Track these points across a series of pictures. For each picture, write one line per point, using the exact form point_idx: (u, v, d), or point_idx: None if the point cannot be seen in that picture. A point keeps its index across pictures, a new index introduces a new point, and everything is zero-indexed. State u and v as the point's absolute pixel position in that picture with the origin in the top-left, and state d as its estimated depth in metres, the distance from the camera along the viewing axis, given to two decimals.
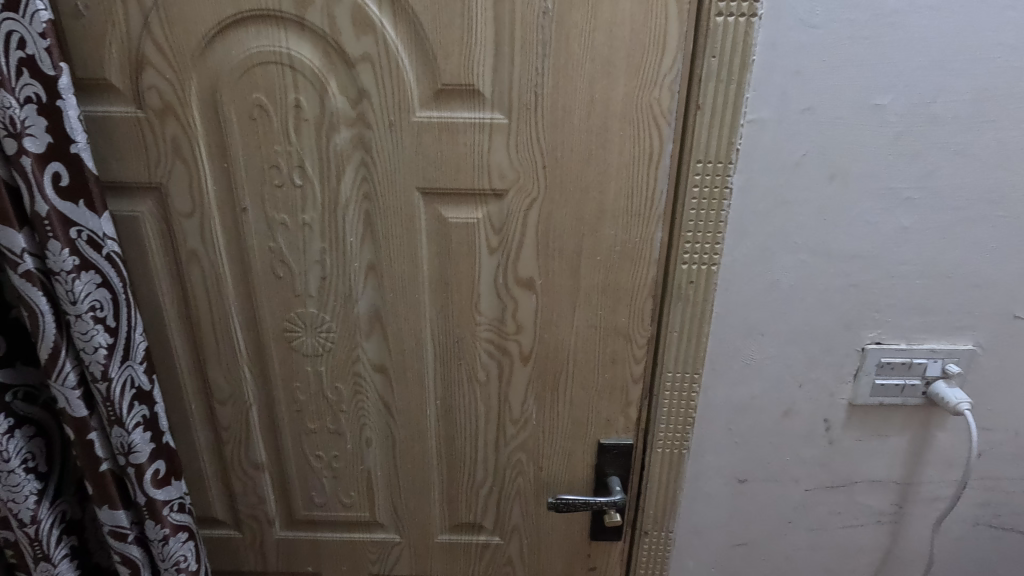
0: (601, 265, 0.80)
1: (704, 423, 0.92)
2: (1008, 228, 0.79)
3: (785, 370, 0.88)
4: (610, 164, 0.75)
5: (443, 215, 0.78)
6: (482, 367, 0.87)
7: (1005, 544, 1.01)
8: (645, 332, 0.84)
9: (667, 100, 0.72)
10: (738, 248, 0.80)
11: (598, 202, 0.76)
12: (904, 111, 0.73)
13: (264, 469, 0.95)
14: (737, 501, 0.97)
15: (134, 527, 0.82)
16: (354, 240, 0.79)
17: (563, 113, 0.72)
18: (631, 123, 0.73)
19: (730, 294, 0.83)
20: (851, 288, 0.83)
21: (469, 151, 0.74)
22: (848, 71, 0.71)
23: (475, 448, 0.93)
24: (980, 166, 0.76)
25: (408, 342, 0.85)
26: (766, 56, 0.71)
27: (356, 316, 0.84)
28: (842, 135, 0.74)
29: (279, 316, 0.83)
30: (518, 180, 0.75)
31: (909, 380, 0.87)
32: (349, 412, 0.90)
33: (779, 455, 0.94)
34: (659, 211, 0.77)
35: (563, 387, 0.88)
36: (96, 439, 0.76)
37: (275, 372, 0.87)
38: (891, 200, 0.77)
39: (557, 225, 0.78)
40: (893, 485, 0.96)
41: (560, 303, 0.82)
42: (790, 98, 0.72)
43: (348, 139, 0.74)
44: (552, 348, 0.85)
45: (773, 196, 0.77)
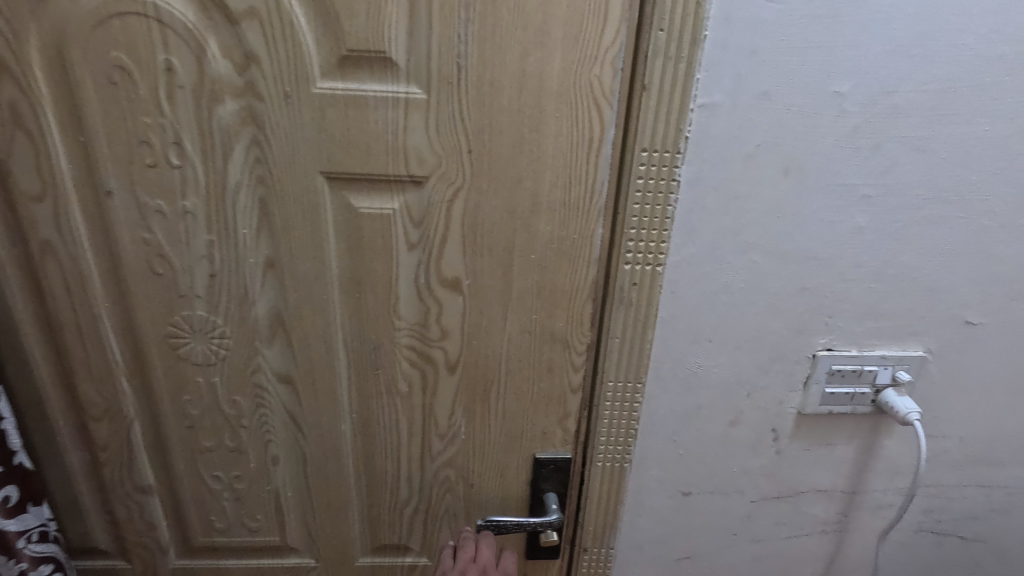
0: (536, 264, 0.71)
1: (647, 435, 0.85)
2: (964, 229, 0.74)
3: (734, 377, 0.82)
4: (545, 150, 0.65)
5: (352, 204, 0.67)
6: (403, 377, 0.77)
7: (946, 551, 0.99)
8: (584, 339, 0.76)
9: (610, 79, 0.63)
10: (686, 247, 0.73)
11: (532, 194, 0.67)
12: (863, 101, 0.67)
13: (152, 492, 0.83)
14: (681, 514, 0.92)
15: None
16: (248, 232, 0.68)
17: (490, 90, 0.62)
18: (569, 104, 0.64)
19: (676, 297, 0.76)
20: (803, 291, 0.77)
21: (381, 130, 0.63)
22: (806, 53, 0.64)
23: (397, 465, 0.83)
24: (939, 163, 0.71)
25: (316, 348, 0.74)
26: (719, 32, 0.63)
27: (253, 320, 0.72)
28: (798, 125, 0.68)
29: (161, 320, 0.71)
30: (440, 167, 0.66)
31: (858, 388, 0.83)
32: (250, 428, 0.79)
33: (725, 466, 0.89)
34: (600, 205, 0.69)
35: (495, 398, 0.79)
36: None
37: (159, 383, 0.75)
38: (847, 198, 0.72)
39: (485, 219, 0.68)
40: (839, 494, 0.92)
41: (489, 307, 0.73)
42: (744, 81, 0.65)
43: (234, 111, 0.62)
44: (481, 356, 0.76)
45: (724, 191, 0.70)
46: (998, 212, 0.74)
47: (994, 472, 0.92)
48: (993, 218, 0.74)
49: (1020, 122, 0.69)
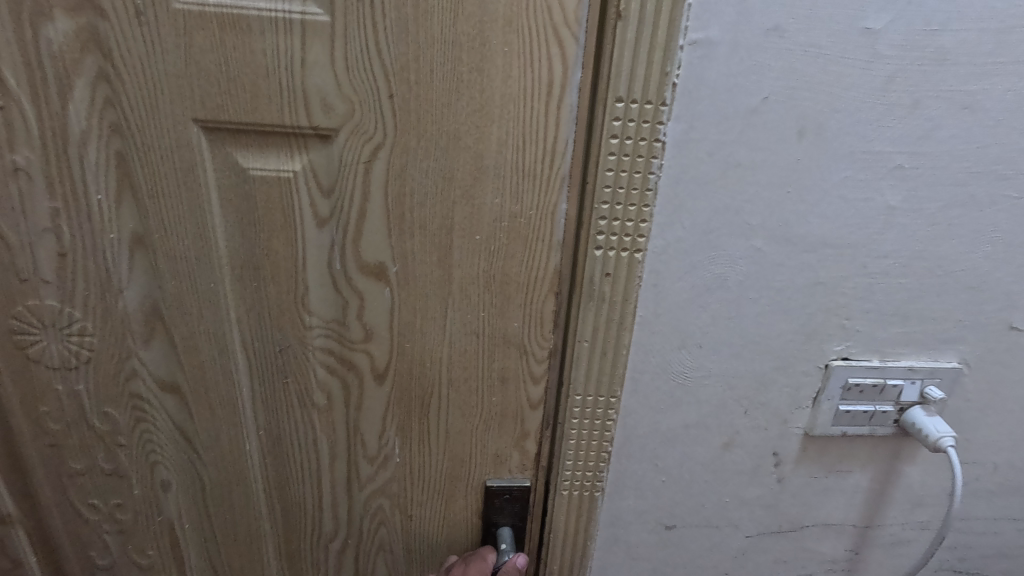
0: (483, 248, 0.56)
1: (624, 459, 0.70)
2: (1017, 212, 0.59)
3: (729, 391, 0.67)
4: (490, 98, 0.50)
5: (241, 164, 0.52)
6: (319, 387, 0.62)
7: None
8: (545, 343, 0.61)
9: (575, 2, 0.48)
10: (673, 228, 0.58)
11: (475, 156, 0.52)
12: (901, 42, 0.52)
13: (15, 523, 0.67)
14: (664, 551, 0.77)
15: None
16: (104, 199, 0.53)
17: (415, 11, 0.47)
18: (520, 34, 0.48)
19: (660, 292, 0.61)
20: (816, 286, 0.62)
21: (272, 64, 0.48)
22: None
23: (317, 492, 0.68)
24: (992, 127, 0.56)
25: (205, 350, 0.59)
26: None
27: (122, 313, 0.57)
28: (818, 73, 0.52)
29: (2, 311, 0.56)
30: (353, 116, 0.50)
31: (880, 406, 0.69)
32: (130, 446, 0.64)
33: (717, 496, 0.74)
34: (563, 173, 0.53)
35: (436, 415, 0.64)
36: None
37: (9, 390, 0.60)
38: (876, 170, 0.57)
39: (415, 187, 0.53)
40: (850, 528, 0.78)
41: (425, 302, 0.58)
42: (751, 11, 0.50)
43: (69, 33, 0.47)
44: (416, 364, 0.61)
45: (721, 157, 0.55)
46: None
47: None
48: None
49: None
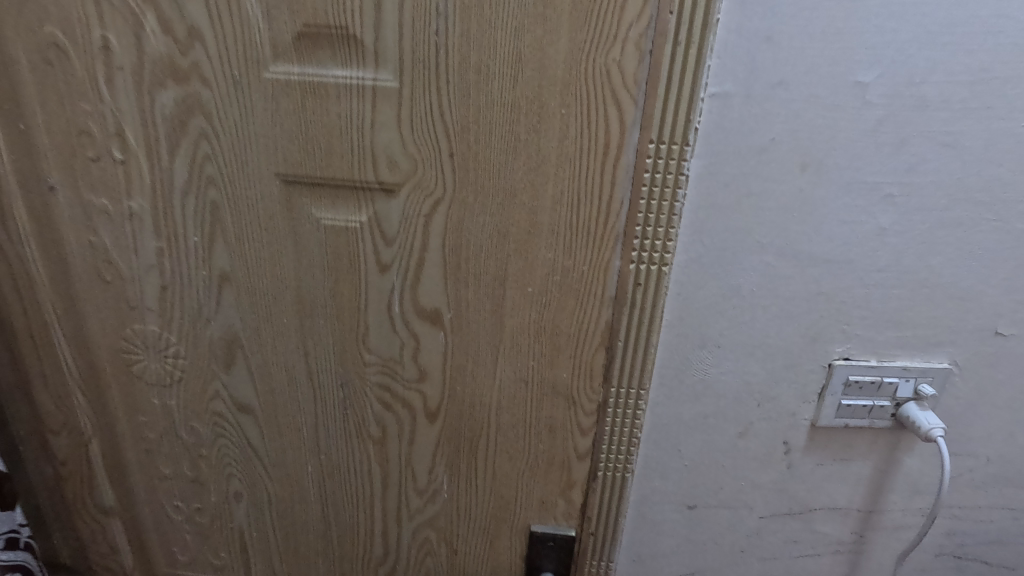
0: (531, 299, 0.63)
1: (651, 444, 0.79)
2: (996, 233, 0.67)
3: (743, 386, 0.76)
4: (546, 159, 0.57)
5: (314, 215, 0.60)
6: (375, 420, 0.71)
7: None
8: (593, 397, 0.68)
9: (634, 65, 0.54)
10: (694, 245, 0.66)
11: (529, 214, 0.59)
12: (889, 93, 0.60)
13: (115, 516, 0.77)
14: (686, 529, 0.87)
15: None
16: (198, 240, 0.62)
17: (476, 79, 0.54)
18: (578, 98, 0.55)
19: (684, 298, 0.70)
20: (818, 296, 0.70)
21: (344, 125, 0.57)
22: (827, 41, 0.57)
23: (369, 518, 0.77)
24: (970, 161, 0.63)
25: (277, 375, 0.68)
26: (732, 17, 0.56)
27: (209, 338, 0.66)
28: (816, 117, 0.60)
29: (112, 332, 0.66)
30: (416, 172, 0.58)
31: (878, 402, 0.77)
32: (210, 457, 0.73)
33: (732, 480, 0.83)
34: (618, 229, 0.60)
35: (483, 454, 0.73)
36: None
37: (114, 399, 0.70)
38: (869, 197, 0.65)
39: (470, 239, 0.61)
40: (854, 512, 0.86)
41: (476, 347, 0.66)
42: (759, 69, 0.58)
43: (175, 101, 0.56)
44: (465, 406, 0.70)
45: (738, 186, 0.63)
46: None
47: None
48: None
49: None
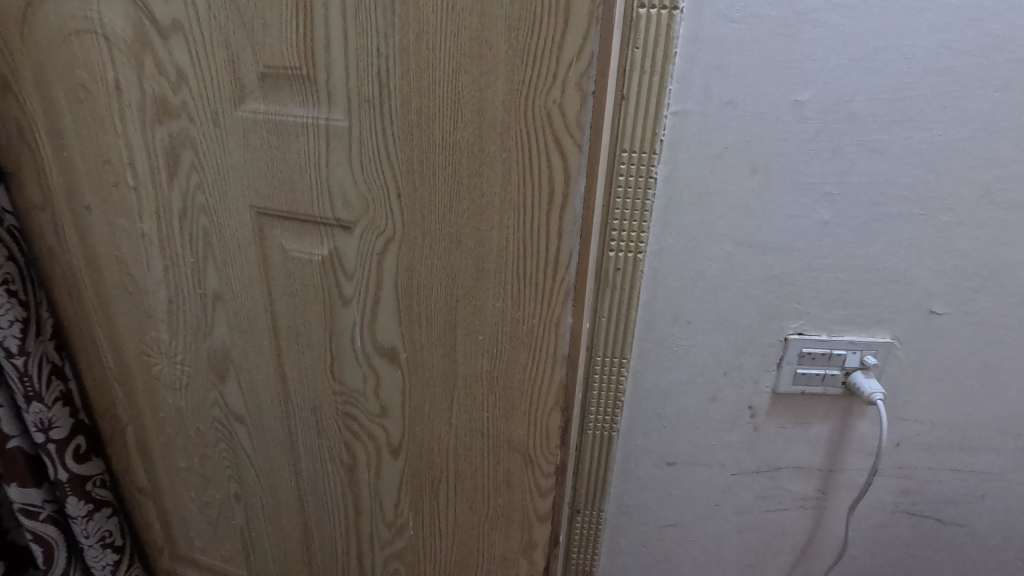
0: (483, 359, 0.57)
1: (634, 408, 0.89)
2: (925, 225, 0.72)
3: (711, 358, 0.83)
4: (489, 202, 0.50)
5: (284, 247, 0.61)
6: (346, 449, 0.70)
7: (926, 532, 0.97)
8: (552, 459, 0.60)
9: (576, 108, 0.45)
10: (664, 238, 0.74)
11: (475, 259, 0.53)
12: (822, 108, 0.66)
13: (148, 495, 0.89)
14: (667, 482, 0.97)
15: (46, 505, 0.86)
16: (194, 264, 0.67)
17: (418, 118, 0.49)
18: (514, 134, 0.47)
19: (658, 282, 0.77)
20: (772, 280, 0.76)
21: (305, 160, 0.56)
22: (767, 68, 0.64)
23: (342, 539, 0.78)
24: (895, 163, 0.68)
25: (261, 391, 0.71)
26: (688, 49, 0.64)
27: (208, 349, 0.72)
28: (765, 127, 0.67)
29: (136, 335, 0.76)
30: (368, 210, 0.55)
31: (829, 371, 0.83)
32: (214, 456, 0.80)
33: (705, 441, 0.92)
34: (569, 284, 0.52)
35: (445, 501, 0.68)
36: (5, 414, 0.79)
37: (144, 391, 0.80)
38: (810, 195, 0.70)
39: (420, 281, 0.56)
40: (816, 471, 0.94)
41: (433, 399, 0.62)
42: (712, 92, 0.65)
43: (167, 135, 0.61)
44: (426, 451, 0.66)
45: (699, 187, 0.70)
46: (958, 209, 0.71)
47: (974, 459, 0.89)
48: (952, 214, 0.71)
49: (973, 126, 0.66)
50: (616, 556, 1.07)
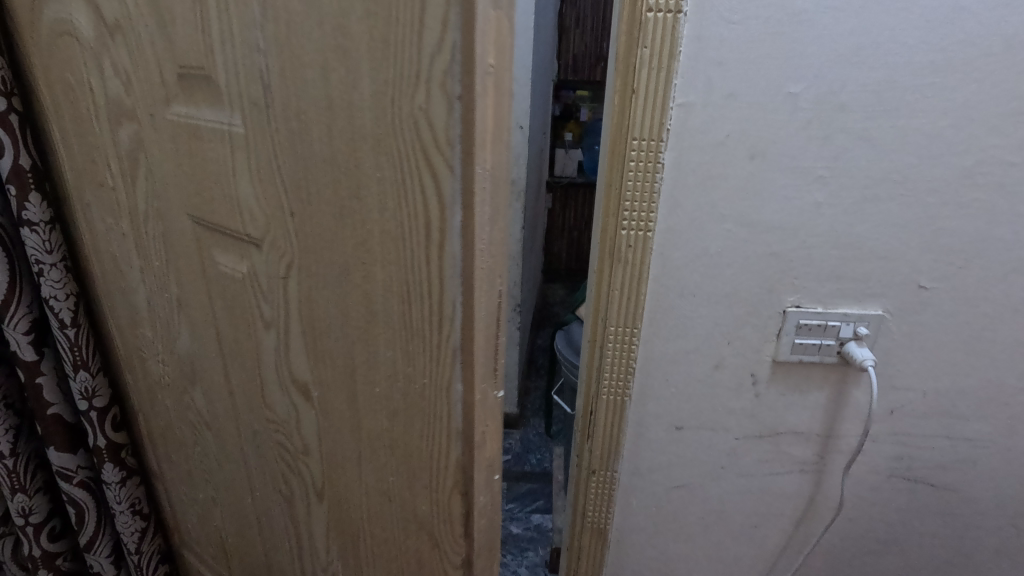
0: (382, 403, 0.54)
1: (642, 372, 1.05)
2: (911, 205, 0.89)
3: (715, 328, 1.00)
4: (369, 231, 0.46)
5: (215, 258, 0.62)
6: (271, 456, 0.72)
7: (919, 497, 1.13)
8: (456, 543, 0.58)
9: (445, 117, 0.40)
10: (671, 216, 0.92)
11: (364, 291, 0.49)
12: (814, 100, 0.83)
13: (166, 476, 1.01)
14: (677, 447, 1.10)
15: (81, 471, 0.98)
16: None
17: (298, 123, 0.46)
18: (388, 157, 0.43)
19: (666, 256, 0.95)
20: (769, 255, 0.94)
21: (217, 166, 0.55)
22: (764, 67, 0.82)
23: (291, 560, 0.83)
24: (880, 150, 0.86)
25: (219, 388, 0.75)
26: (693, 49, 0.82)
27: (174, 339, 0.77)
28: (759, 118, 0.85)
29: (131, 326, 0.84)
30: (269, 229, 0.54)
31: (825, 340, 0.99)
32: (194, 430, 0.86)
33: (711, 405, 1.06)
34: (453, 344, 0.48)
35: (364, 546, 0.67)
36: (77, 373, 0.89)
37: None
38: (805, 177, 0.88)
39: (320, 302, 0.53)
40: (815, 438, 1.08)
41: (338, 433, 0.60)
42: (713, 86, 0.83)
43: (126, 141, 0.65)
44: (336, 480, 0.65)
45: (704, 171, 0.88)
46: (940, 193, 0.88)
47: (960, 427, 1.05)
48: (938, 196, 0.88)
49: (950, 145, 0.85)
50: (629, 516, 1.19)
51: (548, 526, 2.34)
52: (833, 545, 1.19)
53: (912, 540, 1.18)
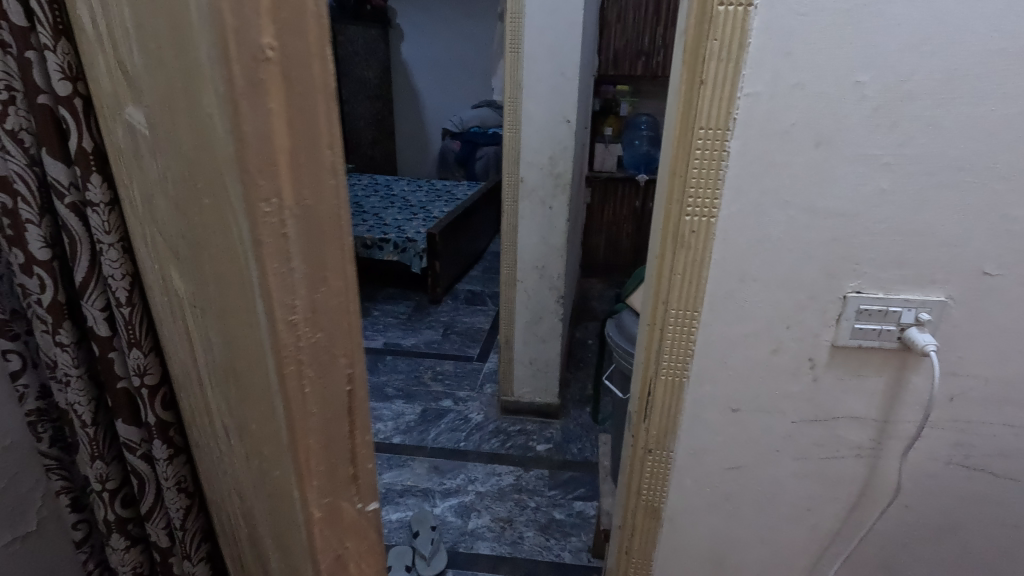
0: (245, 420, 0.55)
1: (702, 359, 1.08)
2: (978, 192, 0.90)
3: (774, 312, 1.02)
4: (207, 246, 0.46)
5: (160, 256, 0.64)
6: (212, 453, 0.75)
7: (977, 484, 1.13)
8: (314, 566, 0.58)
9: (225, 136, 0.37)
10: (734, 204, 0.95)
11: (219, 307, 0.50)
12: (881, 87, 0.86)
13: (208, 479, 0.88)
14: (734, 427, 1.13)
15: (142, 444, 0.87)
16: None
17: (160, 137, 0.47)
18: (203, 170, 0.42)
19: (728, 244, 0.98)
20: (832, 242, 0.96)
21: (142, 169, 0.57)
22: (831, 56, 0.84)
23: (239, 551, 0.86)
24: (948, 137, 0.88)
25: (180, 382, 0.77)
26: (761, 38, 0.85)
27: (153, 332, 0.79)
28: (824, 106, 0.87)
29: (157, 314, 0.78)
30: (173, 237, 0.55)
31: (885, 325, 1.00)
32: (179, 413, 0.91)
33: (769, 388, 1.09)
34: (275, 375, 0.46)
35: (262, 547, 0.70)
36: (115, 358, 0.81)
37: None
38: (870, 164, 0.90)
39: (206, 314, 0.54)
40: (873, 422, 1.10)
41: (234, 437, 0.62)
42: (780, 75, 0.86)
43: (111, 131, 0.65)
44: (239, 483, 0.68)
45: (768, 159, 0.91)
46: (1009, 179, 0.89)
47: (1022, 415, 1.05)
48: (1004, 182, 0.89)
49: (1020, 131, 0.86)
50: (684, 496, 1.22)
51: (590, 513, 2.38)
52: (886, 532, 1.21)
53: (969, 530, 1.18)
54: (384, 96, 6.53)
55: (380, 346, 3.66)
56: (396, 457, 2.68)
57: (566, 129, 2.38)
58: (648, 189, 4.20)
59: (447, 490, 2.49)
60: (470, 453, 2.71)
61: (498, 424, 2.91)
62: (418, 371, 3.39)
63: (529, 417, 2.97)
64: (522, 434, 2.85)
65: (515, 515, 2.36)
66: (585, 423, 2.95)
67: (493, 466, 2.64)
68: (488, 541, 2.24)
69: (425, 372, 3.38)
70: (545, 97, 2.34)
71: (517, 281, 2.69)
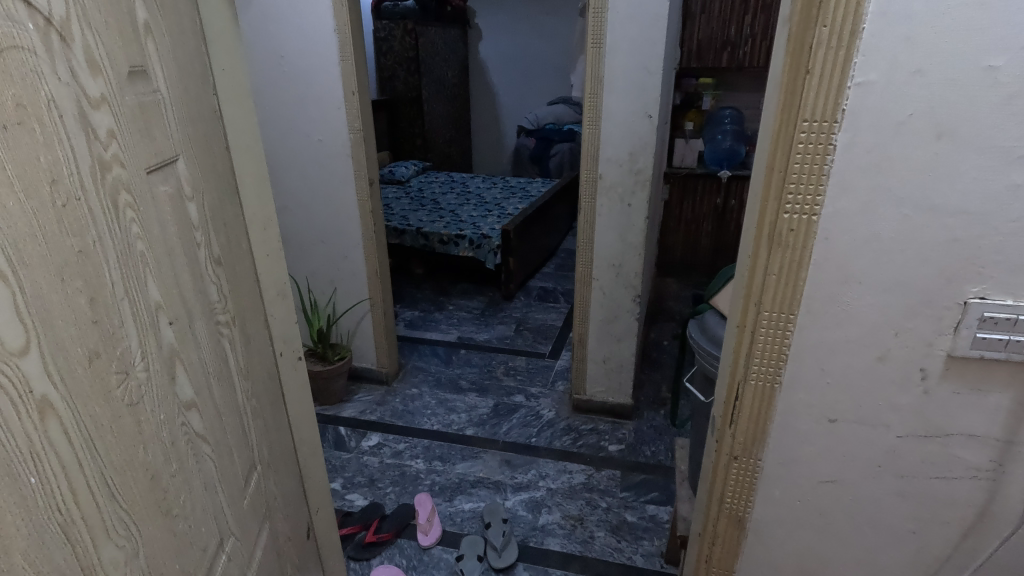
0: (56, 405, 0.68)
1: (797, 365, 1.02)
2: None
3: (882, 319, 0.95)
4: None
5: None
6: (131, 495, 0.69)
7: None
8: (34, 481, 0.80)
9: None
10: (839, 201, 0.89)
11: None
12: (1020, 72, 0.78)
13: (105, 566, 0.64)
14: (828, 439, 1.07)
15: (113, 498, 0.66)
16: None
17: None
18: None
19: (830, 243, 0.92)
20: (953, 243, 0.88)
21: None
22: (959, 38, 0.77)
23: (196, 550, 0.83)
24: None
25: (133, 420, 0.70)
26: (878, 22, 0.79)
27: (141, 368, 0.72)
28: (950, 95, 0.80)
29: (64, 363, 0.60)
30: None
31: (1014, 336, 0.91)
32: (186, 435, 0.81)
33: (871, 399, 1.02)
34: None
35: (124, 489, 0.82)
36: (68, 422, 0.60)
37: (161, 354, 0.76)
38: (1002, 158, 0.82)
39: None
40: (994, 442, 1.00)
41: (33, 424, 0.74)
42: (899, 61, 0.80)
43: None
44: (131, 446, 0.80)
45: (880, 152, 0.85)
46: None
47: None
48: None
49: None
50: (772, 507, 1.16)
51: (663, 517, 2.32)
52: (1007, 562, 1.09)
53: None
54: (460, 96, 6.68)
55: (455, 339, 3.75)
56: (468, 449, 2.74)
57: (647, 125, 2.34)
58: (731, 186, 4.04)
59: (518, 484, 2.52)
60: (542, 449, 2.73)
61: (569, 422, 2.91)
62: (491, 365, 3.45)
63: (601, 416, 2.94)
64: (593, 433, 2.82)
65: (586, 514, 2.35)
66: (659, 425, 2.88)
67: (565, 463, 2.64)
68: (559, 537, 2.24)
69: (498, 367, 3.43)
70: (626, 93, 2.30)
71: (593, 279, 2.66)
